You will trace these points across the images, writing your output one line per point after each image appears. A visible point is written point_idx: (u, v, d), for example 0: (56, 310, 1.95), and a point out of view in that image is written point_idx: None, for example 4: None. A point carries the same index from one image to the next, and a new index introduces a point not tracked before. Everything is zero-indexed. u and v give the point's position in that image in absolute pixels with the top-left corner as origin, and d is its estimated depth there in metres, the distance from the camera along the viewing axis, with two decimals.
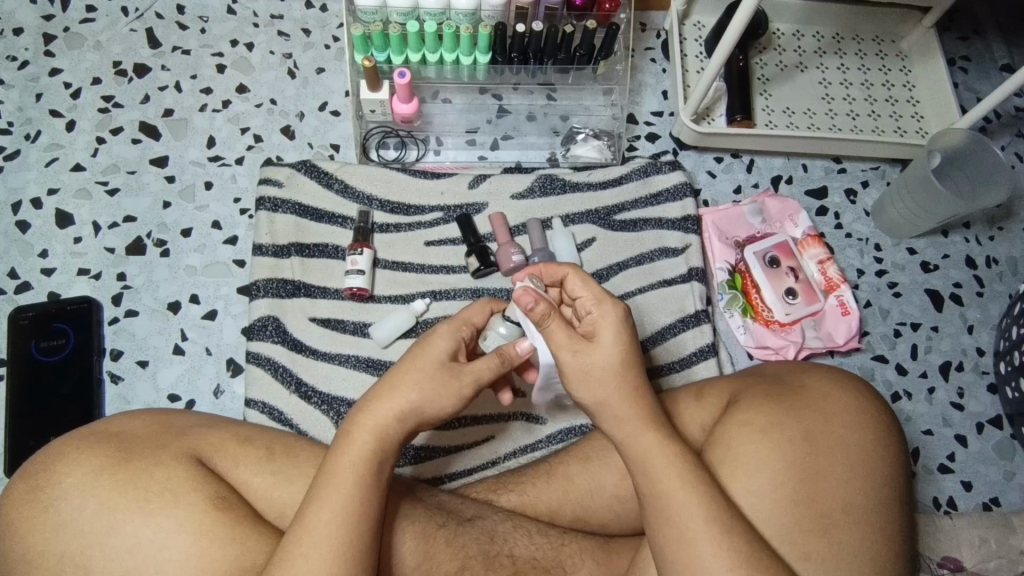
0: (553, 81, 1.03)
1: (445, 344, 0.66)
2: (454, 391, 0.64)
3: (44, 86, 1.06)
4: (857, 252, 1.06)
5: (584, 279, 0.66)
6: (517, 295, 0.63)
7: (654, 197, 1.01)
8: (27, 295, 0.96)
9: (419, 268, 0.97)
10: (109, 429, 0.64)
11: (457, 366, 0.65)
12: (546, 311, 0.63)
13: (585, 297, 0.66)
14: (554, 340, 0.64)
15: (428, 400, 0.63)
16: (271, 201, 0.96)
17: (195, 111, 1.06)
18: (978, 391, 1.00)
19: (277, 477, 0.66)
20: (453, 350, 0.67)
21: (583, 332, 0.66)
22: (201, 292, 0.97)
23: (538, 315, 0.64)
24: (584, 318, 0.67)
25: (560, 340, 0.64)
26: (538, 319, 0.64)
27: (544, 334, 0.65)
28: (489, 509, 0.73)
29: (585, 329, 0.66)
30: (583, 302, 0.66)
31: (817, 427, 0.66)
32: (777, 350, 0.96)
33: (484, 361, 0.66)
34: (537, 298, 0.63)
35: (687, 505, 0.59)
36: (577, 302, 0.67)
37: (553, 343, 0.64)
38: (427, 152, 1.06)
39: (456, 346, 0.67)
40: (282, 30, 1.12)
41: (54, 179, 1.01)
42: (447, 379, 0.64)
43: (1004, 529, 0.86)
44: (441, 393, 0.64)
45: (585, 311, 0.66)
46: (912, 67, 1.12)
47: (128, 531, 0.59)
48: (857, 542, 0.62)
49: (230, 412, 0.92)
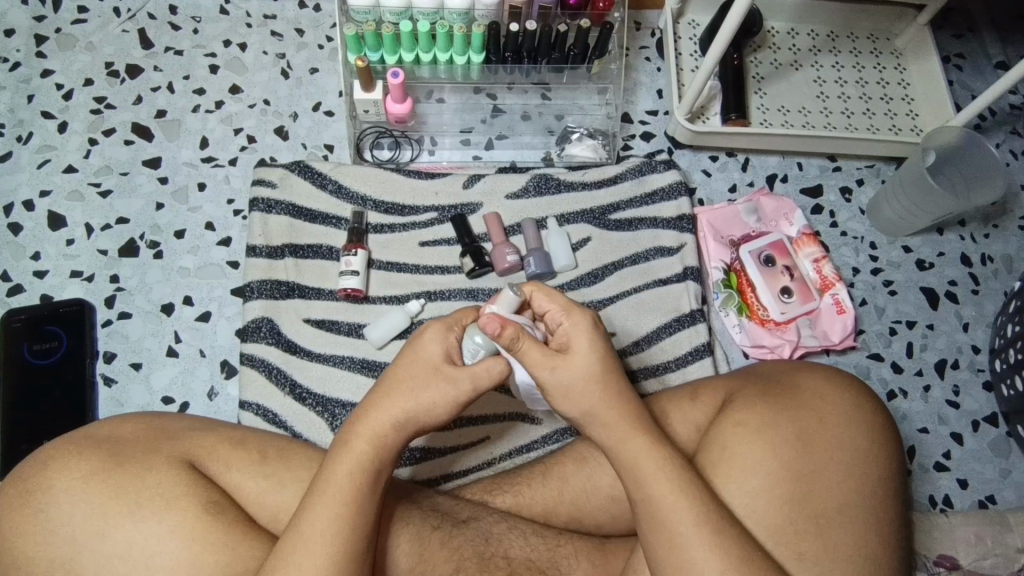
0: (548, 79, 1.03)
1: (438, 347, 0.65)
2: (448, 394, 0.63)
3: (36, 87, 1.06)
4: (852, 250, 1.06)
5: (548, 293, 0.66)
6: (483, 321, 0.62)
7: (649, 197, 1.01)
8: (20, 298, 0.95)
9: (414, 269, 0.96)
10: (101, 434, 0.64)
11: (454, 371, 0.64)
12: (515, 334, 0.62)
13: (553, 309, 0.66)
14: (529, 359, 0.64)
15: (422, 407, 0.62)
16: (265, 201, 0.96)
17: (188, 111, 1.06)
18: (973, 389, 1.00)
19: (269, 480, 0.66)
20: (447, 356, 0.65)
21: (556, 347, 0.66)
22: (195, 293, 0.97)
23: (507, 340, 0.63)
24: (556, 333, 0.66)
25: (535, 358, 0.63)
26: (509, 342, 0.63)
27: (518, 354, 0.64)
28: (484, 510, 0.72)
29: (560, 343, 0.66)
30: (552, 316, 0.66)
31: (811, 427, 0.66)
32: (773, 349, 0.96)
33: (484, 367, 0.65)
34: (502, 322, 0.62)
35: (677, 507, 0.58)
36: (545, 314, 0.67)
37: (529, 361, 0.64)
38: (422, 152, 1.06)
39: (448, 350, 0.66)
40: (275, 30, 1.11)
41: (47, 181, 1.01)
42: (442, 385, 0.63)
43: (1001, 527, 0.86)
44: (431, 398, 0.63)
45: (556, 324, 0.66)
46: (907, 65, 1.12)
47: (119, 536, 0.59)
48: (851, 540, 0.62)
49: (224, 414, 0.92)
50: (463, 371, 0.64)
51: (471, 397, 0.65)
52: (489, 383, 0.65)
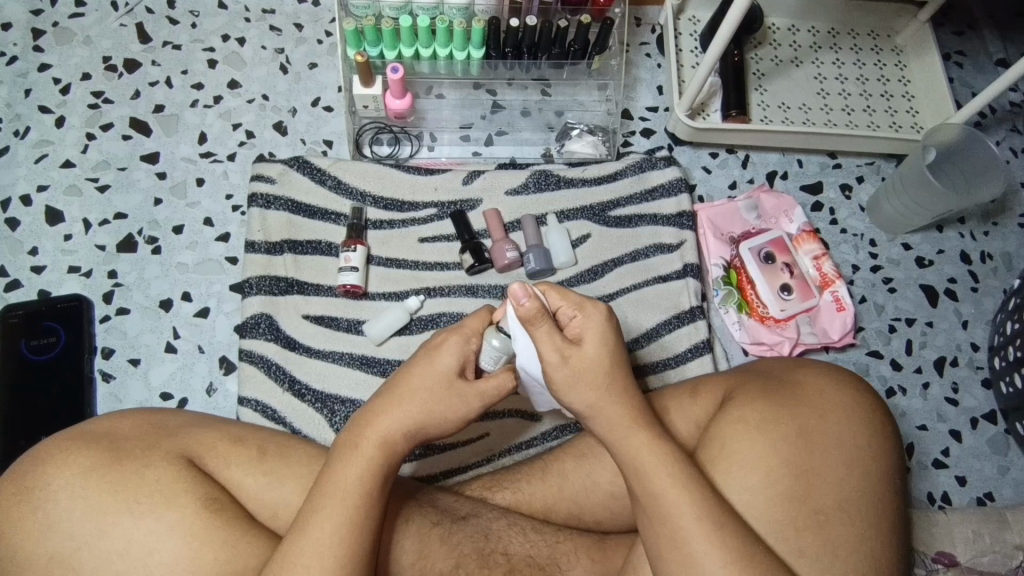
0: (548, 75, 1.05)
1: (453, 359, 0.65)
2: (453, 413, 0.64)
3: (33, 82, 1.05)
4: (852, 247, 1.05)
5: (559, 292, 0.66)
6: (511, 288, 0.62)
7: (649, 193, 1.00)
8: (17, 293, 0.95)
9: (413, 265, 0.96)
10: (99, 429, 0.64)
11: (466, 386, 0.65)
12: (537, 310, 0.62)
13: (564, 307, 0.66)
14: (540, 344, 0.63)
15: (432, 417, 0.63)
16: (264, 197, 0.95)
17: (187, 107, 1.05)
18: (972, 386, 1.00)
19: (268, 477, 0.66)
20: (461, 368, 0.66)
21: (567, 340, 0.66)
22: (194, 289, 0.97)
23: (527, 315, 0.62)
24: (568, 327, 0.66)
25: (548, 341, 0.63)
26: (528, 318, 0.62)
27: (531, 337, 0.63)
28: (484, 507, 0.72)
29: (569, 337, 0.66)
30: (563, 312, 0.66)
31: (812, 424, 0.66)
32: (772, 346, 0.97)
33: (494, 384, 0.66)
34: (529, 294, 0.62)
35: (680, 502, 0.58)
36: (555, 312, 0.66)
37: (539, 344, 0.63)
38: (421, 148, 1.05)
39: (464, 361, 0.66)
40: (274, 24, 1.11)
41: (44, 176, 1.00)
42: (452, 399, 0.64)
43: (999, 524, 0.86)
44: (435, 410, 0.63)
45: (567, 319, 0.66)
46: (907, 62, 1.12)
47: (118, 533, 0.59)
48: (849, 539, 0.62)
49: (223, 410, 0.91)
50: (473, 390, 0.65)
51: (480, 413, 0.66)
52: (498, 398, 0.66)
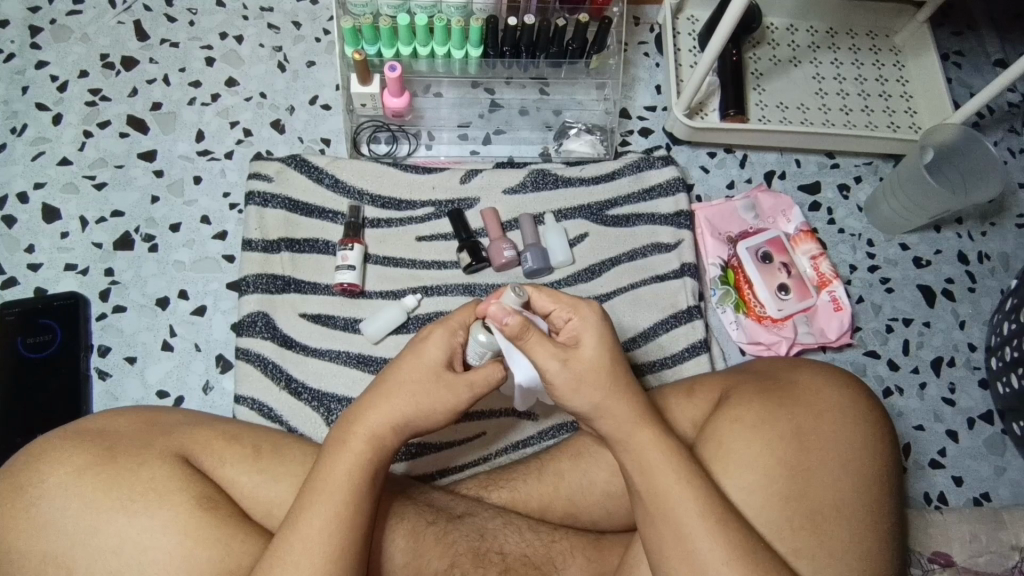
0: (546, 74, 1.04)
1: (442, 350, 0.65)
2: (449, 404, 0.64)
3: (30, 79, 1.05)
4: (849, 247, 1.05)
5: (549, 293, 0.66)
6: (489, 309, 0.61)
7: (647, 192, 1.00)
8: (14, 291, 0.95)
9: (410, 263, 0.96)
10: (94, 428, 0.64)
11: (454, 378, 0.64)
12: (521, 325, 0.61)
13: (559, 307, 0.66)
14: (535, 355, 0.63)
15: (421, 411, 0.63)
16: (261, 195, 0.95)
17: (184, 104, 1.05)
18: (969, 386, 1.00)
19: (263, 475, 0.66)
20: (449, 359, 0.66)
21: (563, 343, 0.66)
22: (190, 288, 0.96)
23: (514, 331, 0.62)
24: (563, 330, 0.66)
25: (543, 351, 0.63)
26: (514, 333, 0.62)
27: (523, 349, 0.63)
28: (480, 506, 0.72)
29: (565, 338, 0.66)
30: (558, 314, 0.66)
31: (809, 424, 0.66)
32: (770, 346, 0.96)
33: (483, 377, 0.65)
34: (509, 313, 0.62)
35: (683, 500, 0.58)
36: (549, 315, 0.67)
37: (535, 355, 0.63)
38: (419, 147, 1.05)
39: (451, 354, 0.66)
40: (272, 22, 1.11)
41: (41, 173, 1.00)
42: (443, 393, 0.64)
43: (994, 525, 0.86)
44: (432, 407, 0.63)
45: (563, 321, 0.66)
46: (905, 62, 1.12)
47: (112, 531, 0.59)
48: (847, 537, 0.62)
49: (219, 408, 0.91)
50: (462, 380, 0.64)
51: (469, 405, 0.65)
52: (487, 390, 0.66)
